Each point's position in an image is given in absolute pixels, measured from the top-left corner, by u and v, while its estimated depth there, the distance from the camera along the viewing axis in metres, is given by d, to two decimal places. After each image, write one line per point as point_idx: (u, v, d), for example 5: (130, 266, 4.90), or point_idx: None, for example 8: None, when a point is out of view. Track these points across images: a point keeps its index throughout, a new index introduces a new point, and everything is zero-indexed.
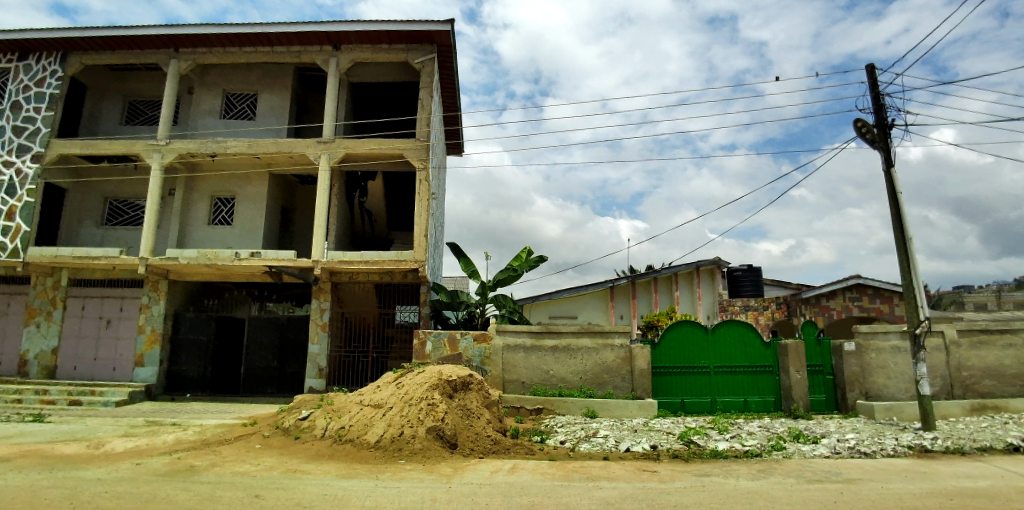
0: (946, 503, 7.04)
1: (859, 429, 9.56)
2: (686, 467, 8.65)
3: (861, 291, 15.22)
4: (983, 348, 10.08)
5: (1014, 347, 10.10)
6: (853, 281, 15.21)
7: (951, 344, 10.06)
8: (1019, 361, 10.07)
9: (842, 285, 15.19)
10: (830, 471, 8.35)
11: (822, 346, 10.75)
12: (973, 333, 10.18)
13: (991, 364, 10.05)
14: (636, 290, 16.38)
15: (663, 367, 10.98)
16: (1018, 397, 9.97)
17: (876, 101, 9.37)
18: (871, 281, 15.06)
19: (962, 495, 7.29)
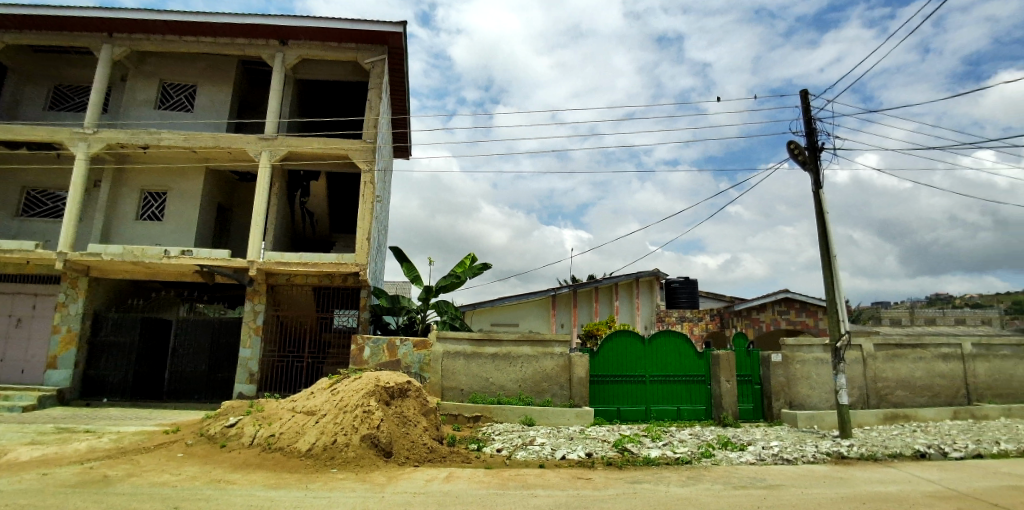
0: (860, 507, 7.41)
1: (783, 437, 9.97)
2: (620, 474, 8.77)
3: (789, 305, 15.92)
4: (897, 361, 10.71)
5: (923, 360, 10.80)
6: (782, 295, 15.87)
7: (868, 357, 10.65)
8: (927, 373, 10.77)
9: (771, 299, 15.86)
10: (755, 477, 8.66)
11: (751, 356, 11.19)
12: (888, 346, 10.81)
13: (903, 376, 10.69)
14: (578, 299, 16.72)
15: (601, 375, 11.12)
16: (925, 407, 10.67)
17: (809, 125, 9.83)
18: (798, 296, 15.76)
19: (874, 500, 7.71)
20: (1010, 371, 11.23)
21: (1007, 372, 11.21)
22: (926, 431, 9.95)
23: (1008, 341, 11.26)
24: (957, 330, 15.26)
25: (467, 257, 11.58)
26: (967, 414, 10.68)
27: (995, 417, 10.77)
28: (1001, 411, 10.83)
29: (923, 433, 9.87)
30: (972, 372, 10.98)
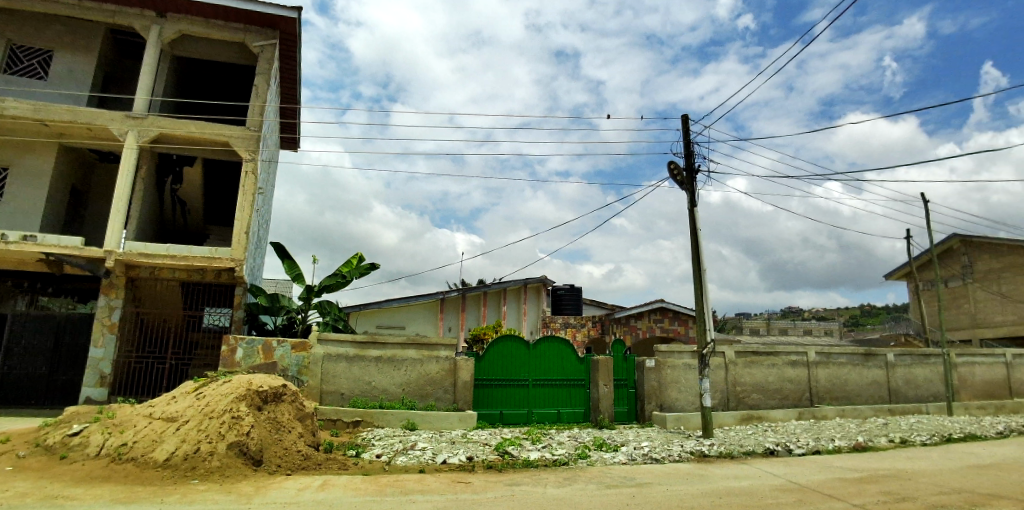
0: (717, 501, 8.04)
1: (652, 437, 10.59)
2: (500, 477, 8.86)
3: (664, 313, 17.01)
4: (753, 367, 11.76)
5: (775, 366, 11.95)
6: (658, 304, 16.90)
7: (729, 363, 11.60)
8: (778, 378, 11.94)
9: (648, 307, 16.81)
10: (626, 476, 9.11)
11: (628, 362, 11.78)
12: (746, 353, 11.86)
13: (758, 381, 11.76)
14: (466, 304, 16.85)
15: (486, 379, 11.24)
16: (775, 408, 11.82)
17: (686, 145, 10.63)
18: (671, 305, 16.90)
19: (729, 494, 8.39)
20: (845, 376, 12.74)
21: (843, 377, 12.70)
22: (775, 430, 11.03)
23: (844, 350, 12.76)
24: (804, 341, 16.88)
25: (354, 256, 11.28)
26: (809, 414, 11.96)
27: (831, 416, 12.16)
28: (836, 411, 12.24)
29: (772, 432, 10.93)
30: (814, 377, 12.32)
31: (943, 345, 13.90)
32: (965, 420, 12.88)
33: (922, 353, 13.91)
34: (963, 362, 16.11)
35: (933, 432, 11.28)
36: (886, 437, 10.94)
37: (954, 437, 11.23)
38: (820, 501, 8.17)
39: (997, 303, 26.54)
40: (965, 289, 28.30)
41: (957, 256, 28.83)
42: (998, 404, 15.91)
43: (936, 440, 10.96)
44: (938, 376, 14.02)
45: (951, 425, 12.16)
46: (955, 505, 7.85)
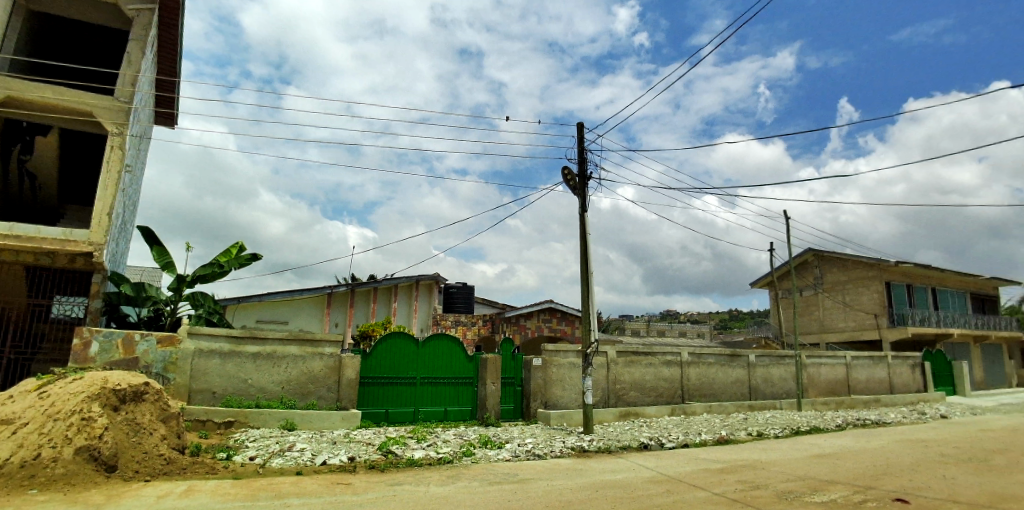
0: (593, 494, 8.38)
1: (536, 434, 10.92)
2: (381, 477, 8.68)
3: (552, 314, 17.64)
4: (632, 366, 12.42)
5: (652, 365, 12.69)
6: (547, 305, 17.44)
7: (610, 361, 12.17)
8: (655, 376, 12.70)
9: (538, 307, 17.36)
10: (508, 473, 9.28)
11: (515, 360, 12.11)
12: (627, 353, 12.51)
13: (636, 379, 12.44)
14: (354, 299, 16.53)
15: (371, 377, 11.20)
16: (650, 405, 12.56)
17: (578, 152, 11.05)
18: (560, 307, 17.54)
19: (606, 487, 8.79)
20: (713, 374, 13.79)
21: (711, 376, 13.75)
22: (650, 426, 11.73)
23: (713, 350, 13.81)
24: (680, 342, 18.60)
25: (234, 245, 10.64)
26: (681, 411, 12.83)
27: (700, 412, 13.14)
28: (704, 407, 13.25)
29: (647, 427, 11.61)
30: (686, 376, 13.22)
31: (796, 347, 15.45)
32: (810, 417, 14.38)
33: (779, 354, 15.40)
34: (811, 363, 18.63)
35: (784, 426, 12.56)
36: (745, 431, 12.01)
37: (801, 430, 12.56)
38: (686, 491, 8.78)
39: (841, 311, 30.73)
40: (815, 299, 32.33)
41: (809, 268, 32.95)
42: (838, 400, 18.53)
43: (786, 433, 12.21)
44: (791, 374, 15.58)
45: (798, 419, 13.61)
46: (799, 491, 8.74)
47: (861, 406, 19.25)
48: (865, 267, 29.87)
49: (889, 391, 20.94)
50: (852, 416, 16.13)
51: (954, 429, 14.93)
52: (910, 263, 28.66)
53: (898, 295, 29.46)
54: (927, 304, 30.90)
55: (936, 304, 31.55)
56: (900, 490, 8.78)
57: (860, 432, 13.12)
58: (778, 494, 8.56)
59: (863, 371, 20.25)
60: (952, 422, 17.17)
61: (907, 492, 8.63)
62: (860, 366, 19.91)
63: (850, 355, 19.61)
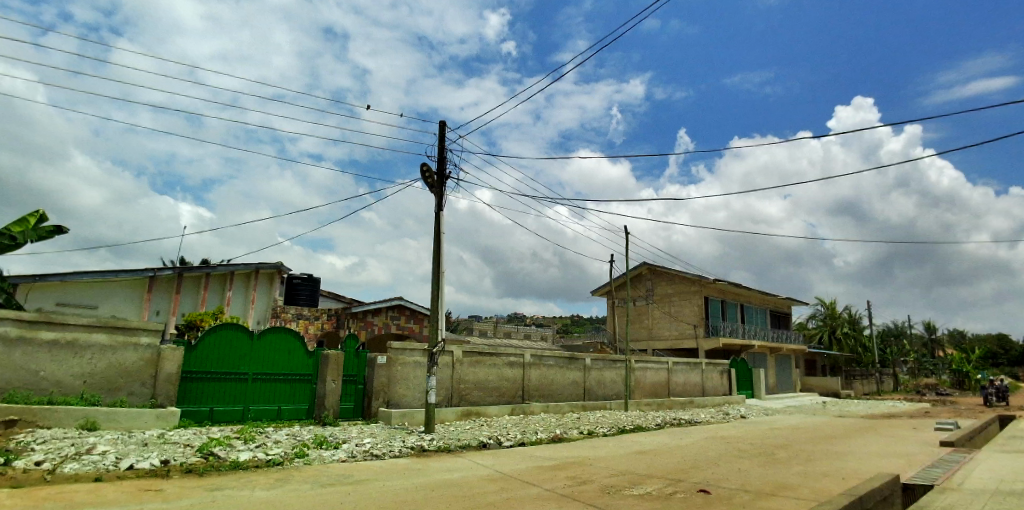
0: (429, 494, 8.33)
1: (375, 434, 11.01)
2: (198, 483, 7.87)
3: (400, 311, 18.99)
4: (478, 367, 13.29)
5: (496, 367, 13.70)
6: (397, 303, 18.86)
7: (456, 362, 12.72)
8: (498, 377, 13.80)
9: (386, 305, 18.62)
10: (343, 474, 8.95)
11: (359, 357, 12.38)
12: (473, 354, 13.06)
13: (481, 380, 13.29)
14: (182, 286, 15.45)
15: (196, 372, 10.55)
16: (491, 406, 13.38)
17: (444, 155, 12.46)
18: (408, 305, 19.00)
19: (441, 486, 8.82)
20: (552, 376, 15.23)
21: (549, 377, 15.12)
22: (490, 425, 12.37)
23: (553, 354, 15.14)
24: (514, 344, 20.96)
25: (31, 215, 9.13)
26: (521, 411, 13.75)
27: (537, 411, 14.29)
28: (542, 407, 14.44)
29: (488, 426, 12.23)
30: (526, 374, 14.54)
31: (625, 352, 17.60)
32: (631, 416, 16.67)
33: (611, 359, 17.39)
34: (641, 366, 21.10)
35: (612, 426, 13.83)
36: (577, 430, 13.07)
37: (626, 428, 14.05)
38: (519, 488, 9.12)
39: (668, 321, 34.39)
40: (646, 308, 36.00)
41: (643, 280, 36.39)
42: (660, 400, 21.35)
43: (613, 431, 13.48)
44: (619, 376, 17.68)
45: (625, 419, 15.17)
46: (619, 485, 9.47)
47: (679, 406, 22.65)
48: (687, 282, 33.88)
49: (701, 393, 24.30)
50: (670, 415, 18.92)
51: (747, 428, 17.39)
52: (725, 282, 33.15)
53: (714, 309, 33.77)
54: (737, 318, 35.87)
55: (742, 319, 36.73)
56: (703, 482, 9.84)
57: (673, 432, 14.97)
58: (602, 488, 9.19)
59: (681, 375, 23.81)
60: (747, 421, 20.06)
61: (710, 483, 9.67)
62: (679, 370, 23.60)
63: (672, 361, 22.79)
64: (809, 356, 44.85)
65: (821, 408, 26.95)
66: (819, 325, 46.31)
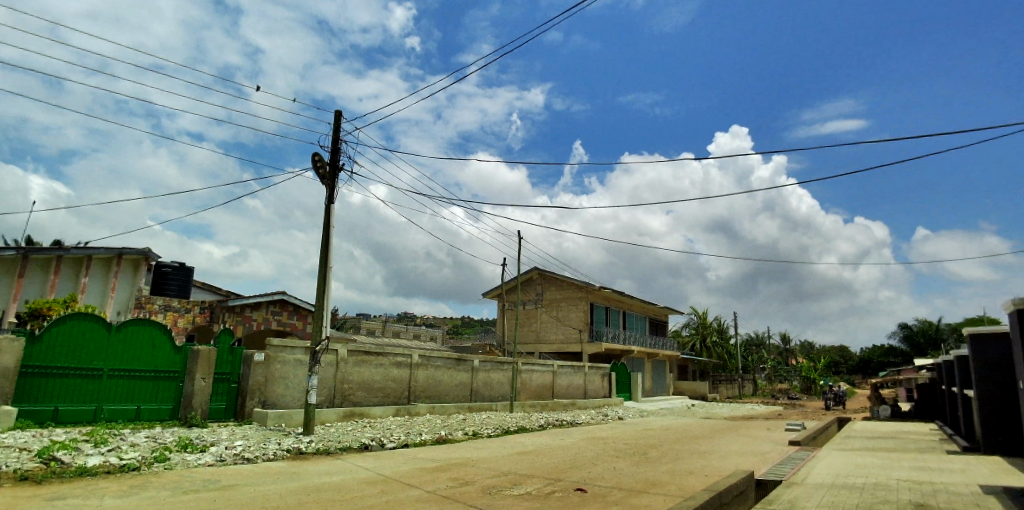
0: (303, 498, 7.89)
1: (248, 436, 10.37)
2: (33, 492, 6.84)
3: (282, 306, 18.03)
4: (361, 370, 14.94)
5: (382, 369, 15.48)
6: (278, 297, 17.87)
7: (340, 360, 14.88)
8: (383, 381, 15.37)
9: (267, 299, 17.62)
10: (208, 480, 8.25)
11: (234, 354, 11.64)
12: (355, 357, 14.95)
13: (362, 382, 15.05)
14: (26, 269, 13.85)
15: (38, 367, 9.31)
16: (377, 403, 15.83)
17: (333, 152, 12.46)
18: (291, 299, 18.06)
19: (318, 490, 8.41)
20: (439, 376, 18.19)
21: (436, 377, 18.09)
22: (375, 428, 13.68)
23: (441, 356, 18.23)
24: (400, 345, 21.22)
25: None
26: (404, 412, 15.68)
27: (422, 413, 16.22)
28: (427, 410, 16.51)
29: (374, 429, 13.47)
30: (414, 376, 17.14)
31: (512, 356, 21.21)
32: (517, 416, 19.26)
33: (500, 361, 20.98)
34: (527, 369, 22.81)
35: (496, 427, 16.25)
36: (462, 431, 15.02)
37: (508, 429, 16.49)
38: (400, 490, 9.00)
39: (553, 325, 35.92)
40: (535, 313, 37.02)
41: (533, 284, 37.58)
42: (543, 402, 22.94)
43: (496, 433, 15.80)
44: (506, 378, 21.02)
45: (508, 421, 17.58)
46: (500, 485, 9.59)
47: (561, 408, 23.94)
48: (574, 289, 35.62)
49: (582, 396, 26.17)
50: (552, 416, 20.21)
51: (621, 429, 18.59)
52: (608, 289, 35.33)
53: (597, 315, 35.77)
54: (617, 323, 38.31)
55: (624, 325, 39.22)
56: (581, 480, 10.23)
57: (553, 432, 17.14)
58: (483, 489, 9.27)
59: (566, 378, 25.40)
60: (622, 422, 21.47)
61: (586, 482, 10.06)
62: (564, 374, 25.01)
63: (557, 364, 24.48)
64: (682, 362, 48.75)
65: (686, 409, 30.37)
66: (692, 333, 50.68)
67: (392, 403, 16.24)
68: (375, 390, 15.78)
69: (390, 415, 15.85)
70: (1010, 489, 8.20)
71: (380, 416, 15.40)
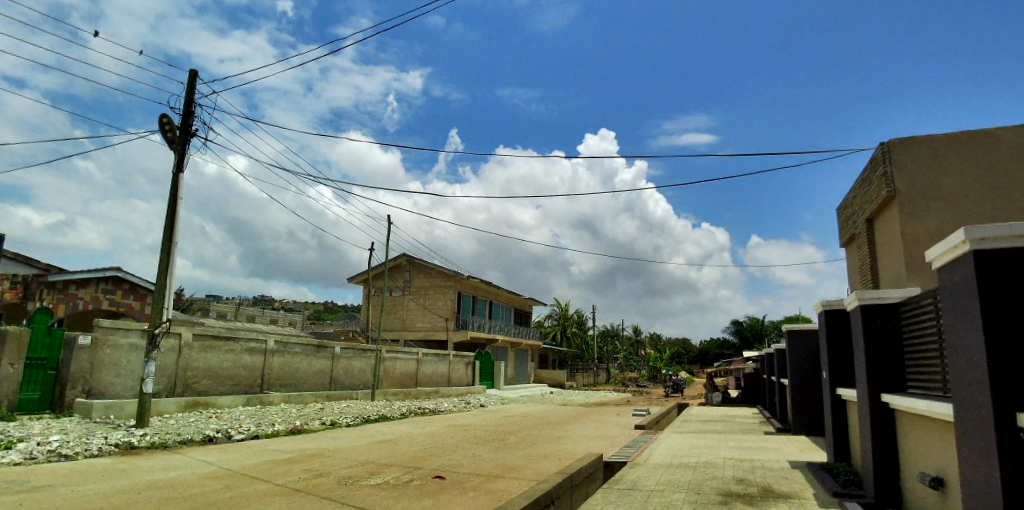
0: (132, 498, 7.12)
1: (67, 430, 9.08)
2: None
3: (116, 284, 16.06)
4: (208, 351, 14.34)
5: (232, 351, 15.01)
6: (111, 274, 15.89)
7: (183, 345, 13.74)
8: (231, 364, 14.97)
9: (97, 275, 15.62)
10: (12, 481, 7.12)
11: (52, 337, 10.17)
12: (204, 338, 14.31)
13: (210, 367, 14.36)
14: None
15: None
16: (225, 393, 14.71)
17: (183, 116, 11.33)
18: (128, 277, 16.15)
19: (151, 488, 7.64)
20: (296, 363, 17.38)
21: (294, 364, 17.28)
22: (222, 418, 12.82)
23: (299, 342, 17.40)
24: (253, 330, 19.74)
25: None
26: (257, 400, 15.38)
27: (276, 401, 15.97)
28: (281, 397, 16.21)
29: (221, 419, 12.61)
30: (268, 364, 16.19)
31: (375, 344, 21.00)
32: (378, 404, 18.88)
33: (363, 349, 20.67)
34: (389, 357, 22.90)
35: (355, 415, 15.92)
36: (319, 421, 14.54)
37: (369, 418, 16.28)
38: (246, 484, 8.46)
39: (421, 313, 35.80)
40: (401, 299, 36.85)
41: (401, 271, 37.35)
42: (406, 389, 23.05)
43: (356, 421, 15.50)
44: (368, 366, 20.87)
45: (367, 409, 17.49)
46: (356, 475, 9.38)
47: (424, 395, 24.08)
48: (443, 277, 35.81)
49: (446, 384, 26.63)
50: (415, 405, 20.19)
51: (484, 417, 19.11)
52: (476, 278, 35.98)
53: (464, 304, 36.29)
54: (484, 313, 39.12)
55: (490, 315, 40.19)
56: (440, 468, 10.37)
57: (415, 420, 17.26)
58: (338, 480, 9.00)
59: (430, 366, 25.63)
60: (485, 410, 22.10)
61: (445, 469, 10.22)
62: (428, 362, 25.26)
63: (422, 352, 24.85)
64: (543, 351, 51.22)
65: (543, 397, 32.08)
66: (554, 324, 53.42)
67: (242, 392, 15.23)
68: (223, 378, 14.66)
69: (239, 405, 14.81)
70: (808, 464, 9.72)
71: (229, 407, 14.33)
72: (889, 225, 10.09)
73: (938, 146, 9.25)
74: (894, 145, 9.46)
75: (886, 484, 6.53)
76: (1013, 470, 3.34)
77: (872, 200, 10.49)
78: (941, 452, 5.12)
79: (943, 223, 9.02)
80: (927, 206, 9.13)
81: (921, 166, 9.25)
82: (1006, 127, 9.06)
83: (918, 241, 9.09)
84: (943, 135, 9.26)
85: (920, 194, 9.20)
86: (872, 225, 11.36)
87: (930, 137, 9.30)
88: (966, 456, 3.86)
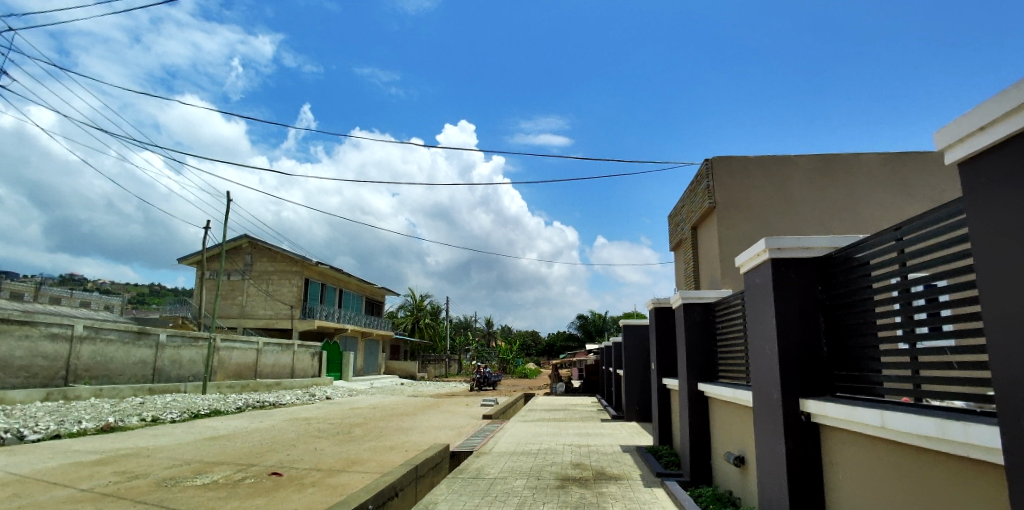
0: None
1: None
2: None
3: None
4: None
5: (27, 338, 13.11)
6: None
7: None
8: (26, 353, 13.03)
9: None
10: None
11: None
12: None
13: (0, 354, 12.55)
14: None
15: None
16: (16, 386, 12.72)
17: None
18: None
19: None
20: (109, 353, 15.34)
21: (106, 354, 15.23)
22: (8, 416, 10.89)
23: (114, 328, 15.45)
24: (55, 314, 17.11)
25: None
26: (59, 395, 13.36)
27: (84, 396, 13.99)
28: (91, 391, 14.22)
29: (6, 418, 10.70)
30: (75, 353, 14.28)
31: (208, 331, 19.22)
32: (210, 397, 17.26)
33: (192, 337, 18.76)
34: (224, 346, 21.16)
35: (182, 410, 14.46)
36: (138, 417, 12.96)
37: (198, 412, 14.88)
38: (39, 492, 7.38)
39: (262, 299, 33.30)
40: (239, 284, 34.00)
41: (241, 253, 34.56)
42: (243, 381, 21.29)
43: (182, 416, 14.11)
44: (200, 356, 19.04)
45: (198, 402, 16.02)
46: (179, 476, 8.61)
47: (264, 388, 22.39)
48: (289, 262, 33.64)
49: (290, 375, 25.18)
50: (253, 397, 18.85)
51: (329, 409, 18.52)
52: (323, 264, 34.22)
53: (312, 291, 34.44)
54: (332, 301, 37.49)
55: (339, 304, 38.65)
56: (277, 464, 9.90)
57: (253, 414, 16.22)
58: (157, 482, 8.17)
59: (269, 357, 23.88)
60: (330, 402, 21.37)
61: (282, 465, 9.77)
62: (268, 352, 23.68)
63: (262, 342, 23.18)
64: (394, 341, 50.54)
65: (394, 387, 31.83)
66: (407, 314, 52.96)
67: (39, 386, 13.25)
68: (14, 370, 12.72)
69: (36, 400, 12.73)
70: (636, 447, 11.01)
71: (21, 403, 12.25)
72: (709, 233, 11.84)
73: (748, 167, 11.05)
74: (716, 162, 11.13)
75: (699, 464, 7.73)
76: (794, 447, 4.33)
77: (696, 210, 12.19)
78: (743, 435, 6.27)
79: (748, 234, 10.81)
80: (738, 218, 10.87)
81: (736, 182, 11.00)
82: (800, 154, 10.99)
83: (731, 248, 10.81)
84: (754, 157, 11.04)
85: (734, 207, 10.92)
86: (696, 231, 13.12)
87: (743, 158, 11.07)
88: (763, 433, 4.87)
